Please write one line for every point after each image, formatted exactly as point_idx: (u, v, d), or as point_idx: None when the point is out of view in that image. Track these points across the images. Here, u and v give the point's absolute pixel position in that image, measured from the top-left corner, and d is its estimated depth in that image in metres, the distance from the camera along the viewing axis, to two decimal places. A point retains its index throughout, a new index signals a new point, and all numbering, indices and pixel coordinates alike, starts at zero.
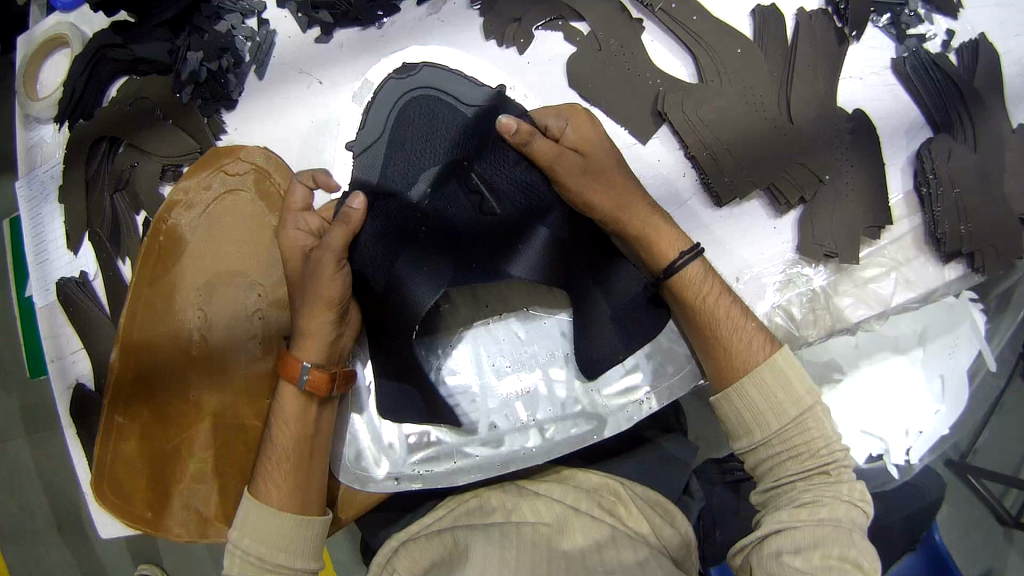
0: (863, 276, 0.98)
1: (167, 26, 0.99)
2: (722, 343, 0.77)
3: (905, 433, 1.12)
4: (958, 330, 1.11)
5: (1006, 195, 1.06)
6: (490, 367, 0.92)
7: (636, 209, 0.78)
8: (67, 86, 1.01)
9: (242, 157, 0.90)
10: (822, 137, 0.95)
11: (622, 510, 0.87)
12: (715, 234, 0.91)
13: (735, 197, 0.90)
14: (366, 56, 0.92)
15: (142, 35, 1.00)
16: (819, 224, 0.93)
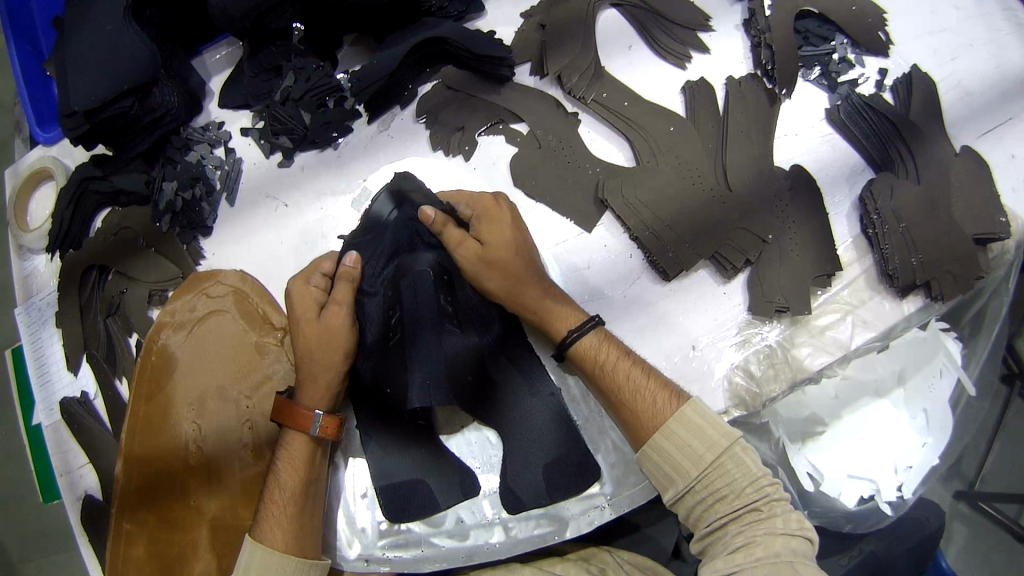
0: (819, 325, 1.02)
1: (142, 158, 1.08)
2: (632, 402, 0.81)
3: (893, 471, 1.07)
4: (931, 363, 1.11)
5: (956, 219, 1.09)
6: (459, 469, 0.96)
7: (528, 295, 0.84)
8: (55, 220, 1.10)
9: (221, 281, 0.97)
10: (762, 198, 0.99)
11: (611, 574, 0.92)
12: (665, 312, 0.95)
13: (681, 270, 0.94)
14: (324, 176, 0.98)
15: (120, 168, 1.09)
16: (768, 282, 0.97)
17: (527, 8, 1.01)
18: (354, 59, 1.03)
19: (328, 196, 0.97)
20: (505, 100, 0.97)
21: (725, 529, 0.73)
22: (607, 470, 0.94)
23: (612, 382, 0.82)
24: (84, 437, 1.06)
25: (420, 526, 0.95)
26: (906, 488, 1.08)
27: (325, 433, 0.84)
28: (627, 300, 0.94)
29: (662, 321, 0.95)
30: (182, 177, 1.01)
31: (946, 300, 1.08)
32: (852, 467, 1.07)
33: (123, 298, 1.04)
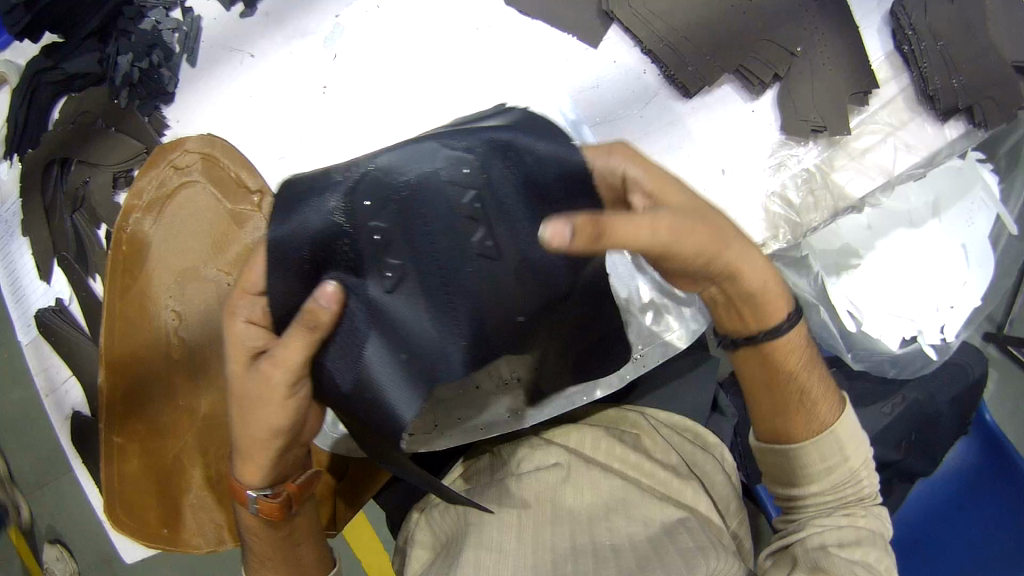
0: (858, 147, 0.92)
1: (96, 36, 0.96)
2: (793, 420, 0.72)
3: (936, 309, 1.03)
4: (971, 194, 1.05)
5: (993, 41, 0.96)
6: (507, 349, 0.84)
7: (751, 264, 0.67)
8: (12, 119, 1.00)
9: (189, 148, 0.87)
10: (784, 10, 0.88)
11: (647, 442, 0.83)
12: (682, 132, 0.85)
13: (703, 84, 0.84)
14: (291, 20, 0.87)
15: (72, 50, 0.97)
16: (801, 98, 0.87)
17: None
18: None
19: (298, 39, 0.87)
20: None
21: (822, 504, 0.72)
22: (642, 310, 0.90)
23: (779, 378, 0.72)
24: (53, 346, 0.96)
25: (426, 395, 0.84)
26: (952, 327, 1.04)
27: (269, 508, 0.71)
28: (643, 122, 0.84)
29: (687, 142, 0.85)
30: (137, 48, 0.91)
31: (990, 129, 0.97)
32: (895, 307, 1.03)
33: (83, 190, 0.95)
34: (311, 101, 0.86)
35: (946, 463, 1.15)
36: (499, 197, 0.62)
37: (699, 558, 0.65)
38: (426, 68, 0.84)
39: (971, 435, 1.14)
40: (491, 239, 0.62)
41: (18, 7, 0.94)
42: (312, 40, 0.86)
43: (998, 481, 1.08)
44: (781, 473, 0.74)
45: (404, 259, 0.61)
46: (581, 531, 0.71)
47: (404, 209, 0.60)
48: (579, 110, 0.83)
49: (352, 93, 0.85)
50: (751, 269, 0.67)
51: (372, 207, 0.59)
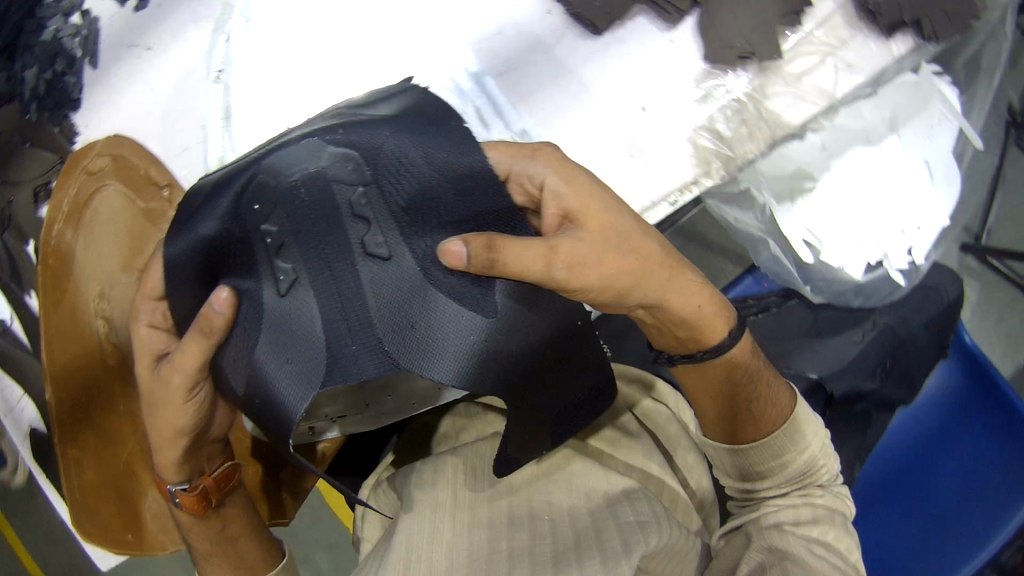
0: (793, 71, 0.86)
1: None
2: (740, 420, 0.76)
3: (898, 230, 1.04)
4: (929, 108, 1.03)
5: None
6: None
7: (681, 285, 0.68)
8: None
9: (100, 152, 0.86)
10: None
11: None
12: (593, 75, 0.80)
13: (611, 19, 0.80)
14: (183, 7, 0.84)
15: None
16: (722, 24, 0.82)
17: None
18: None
19: (193, 26, 0.84)
20: None
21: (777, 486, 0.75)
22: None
23: (721, 391, 0.76)
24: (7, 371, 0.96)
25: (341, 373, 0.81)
26: (918, 252, 1.06)
27: (190, 502, 0.74)
28: (550, 69, 0.80)
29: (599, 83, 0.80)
30: (43, 60, 0.90)
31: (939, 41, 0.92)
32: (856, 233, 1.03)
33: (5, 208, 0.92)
34: (212, 89, 0.83)
35: (926, 388, 1.16)
36: (388, 194, 0.60)
37: (636, 535, 0.66)
38: (319, 39, 0.82)
39: (951, 362, 1.16)
40: (380, 236, 0.59)
41: None
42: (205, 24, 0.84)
43: (981, 408, 1.10)
44: (729, 466, 0.79)
45: (295, 260, 0.59)
46: (517, 499, 0.72)
47: (303, 193, 0.59)
48: (483, 62, 0.80)
49: (247, 74, 0.82)
50: (681, 295, 0.68)
51: (258, 211, 0.59)
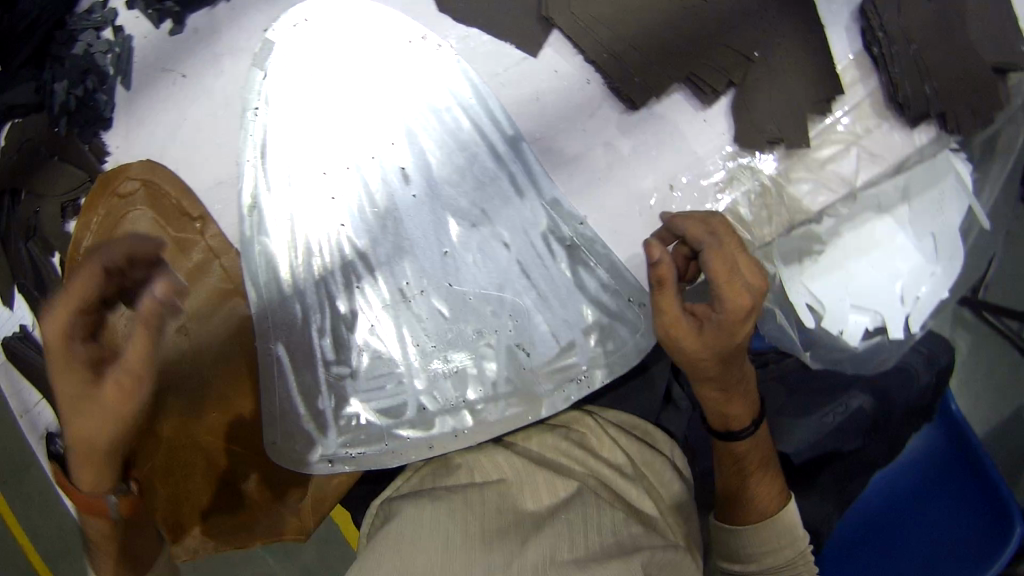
0: (820, 158, 0.89)
1: (32, 65, 0.92)
2: (738, 493, 0.80)
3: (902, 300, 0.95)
4: (943, 183, 0.96)
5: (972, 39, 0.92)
6: (417, 349, 0.80)
7: (738, 391, 0.78)
8: None
9: (128, 174, 0.84)
10: (743, 15, 0.85)
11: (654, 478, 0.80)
12: (625, 154, 0.81)
13: (651, 97, 0.81)
14: (218, 33, 0.82)
15: (7, 82, 0.92)
16: (755, 108, 0.85)
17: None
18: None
19: (227, 57, 0.81)
20: None
21: None
22: (579, 335, 0.81)
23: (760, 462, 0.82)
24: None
25: (380, 417, 0.81)
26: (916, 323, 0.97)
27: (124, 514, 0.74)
28: (585, 137, 0.79)
29: (627, 158, 0.81)
30: (74, 73, 0.88)
31: (962, 133, 0.93)
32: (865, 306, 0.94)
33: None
34: (251, 121, 0.80)
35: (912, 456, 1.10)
36: None
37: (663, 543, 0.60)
38: (361, 83, 0.79)
39: (929, 427, 1.11)
40: None
41: None
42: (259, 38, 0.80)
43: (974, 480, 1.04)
44: None
45: None
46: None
47: None
48: (519, 122, 0.78)
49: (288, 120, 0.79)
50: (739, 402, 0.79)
51: None
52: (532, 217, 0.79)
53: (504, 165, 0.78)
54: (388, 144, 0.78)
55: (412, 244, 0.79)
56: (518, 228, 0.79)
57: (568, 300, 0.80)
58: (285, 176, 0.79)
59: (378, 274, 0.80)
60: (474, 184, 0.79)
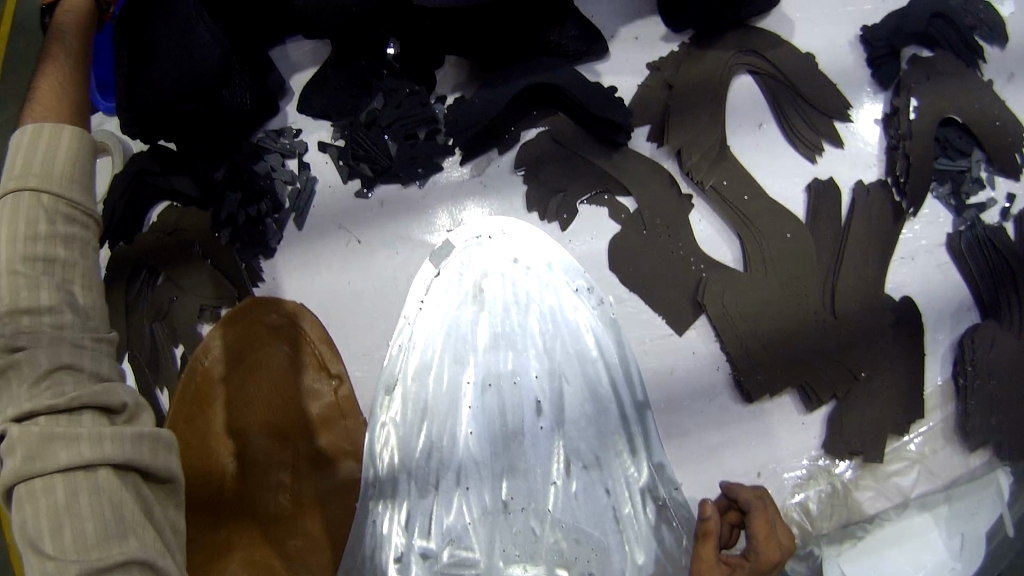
0: (886, 471, 0.98)
1: (208, 160, 0.95)
2: None
3: None
4: (982, 494, 1.00)
5: None
6: (501, 554, 0.86)
7: None
8: (106, 211, 0.95)
9: (280, 310, 0.90)
10: (865, 333, 0.93)
11: None
12: (728, 435, 0.90)
13: (766, 394, 0.89)
14: (408, 215, 0.90)
15: (178, 168, 0.94)
16: (847, 420, 0.93)
17: (656, 59, 0.94)
18: (450, 80, 0.93)
19: (403, 244, 0.90)
20: (621, 172, 0.88)
21: None
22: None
23: None
24: (105, 364, 0.67)
25: None
26: None
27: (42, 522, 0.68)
28: (702, 417, 0.89)
29: (729, 442, 0.90)
30: (249, 190, 0.92)
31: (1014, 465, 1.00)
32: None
33: (56, 118, 0.69)
34: (413, 313, 0.88)
35: None
36: None
37: None
38: (524, 311, 0.88)
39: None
40: None
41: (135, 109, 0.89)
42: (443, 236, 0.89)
43: None
44: None
45: None
46: None
47: None
48: (650, 389, 0.88)
49: (449, 321, 0.88)
50: None
51: None
52: (632, 469, 0.88)
53: (626, 420, 0.88)
54: (533, 376, 0.87)
55: (525, 462, 0.87)
56: (620, 474, 0.88)
57: (646, 549, 0.87)
58: (431, 369, 0.88)
59: (488, 477, 0.88)
60: (596, 432, 0.87)
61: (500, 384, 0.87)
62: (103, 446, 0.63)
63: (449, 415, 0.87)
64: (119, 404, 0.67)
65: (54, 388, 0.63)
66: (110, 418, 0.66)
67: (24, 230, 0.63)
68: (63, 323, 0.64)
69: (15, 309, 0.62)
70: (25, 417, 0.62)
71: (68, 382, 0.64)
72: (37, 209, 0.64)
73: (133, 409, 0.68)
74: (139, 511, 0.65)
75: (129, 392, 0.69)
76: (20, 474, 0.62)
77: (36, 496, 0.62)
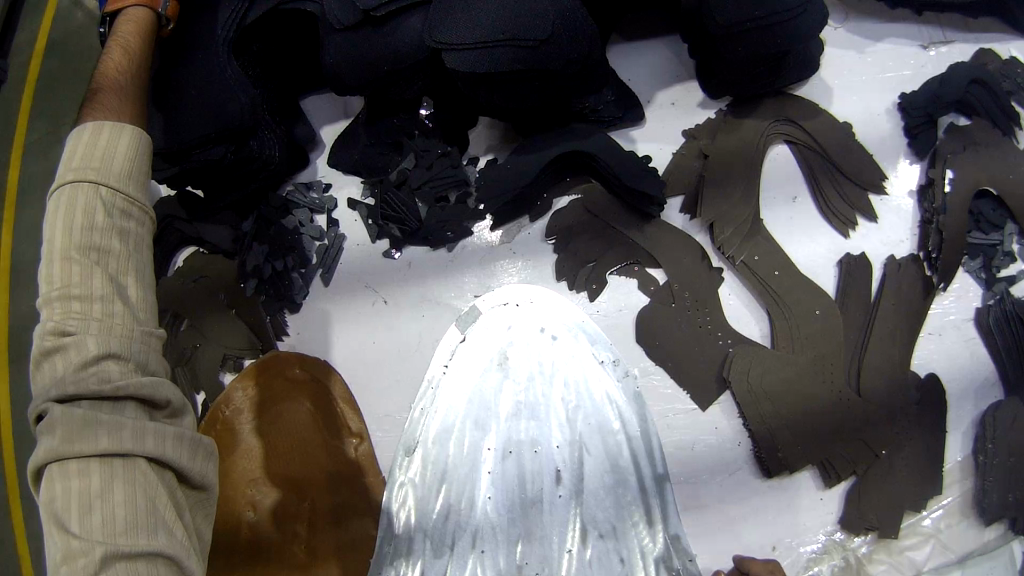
0: (899, 544, 0.97)
1: (234, 209, 0.97)
2: None
3: None
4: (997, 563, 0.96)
5: None
6: None
7: None
8: None
9: (307, 366, 0.93)
10: (888, 412, 0.92)
11: None
12: (744, 511, 0.90)
13: (786, 472, 0.89)
14: (436, 276, 0.96)
15: (205, 215, 0.96)
16: (867, 498, 0.91)
17: (692, 128, 1.02)
18: (483, 142, 1.00)
19: (429, 305, 0.95)
20: (646, 241, 0.94)
21: None
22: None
23: None
24: (150, 355, 0.64)
25: None
26: None
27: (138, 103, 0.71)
28: (720, 490, 0.90)
29: (745, 516, 0.90)
30: (275, 244, 0.95)
31: None
32: None
33: (120, 118, 0.68)
34: (438, 376, 0.92)
35: None
36: None
37: None
38: (546, 380, 0.91)
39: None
40: None
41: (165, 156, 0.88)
42: (469, 300, 0.95)
43: None
44: None
45: None
46: None
47: None
48: (668, 463, 0.89)
49: (474, 385, 0.92)
50: None
51: None
52: (649, 542, 0.87)
53: (643, 493, 0.88)
54: (554, 446, 0.89)
55: (541, 530, 0.88)
56: (636, 545, 0.87)
57: None
58: (453, 432, 0.91)
59: (502, 543, 0.87)
60: (614, 503, 0.88)
61: (520, 450, 0.89)
62: (143, 439, 0.60)
63: (470, 479, 0.89)
64: (163, 401, 0.63)
65: (99, 375, 0.59)
66: (151, 413, 0.63)
67: (82, 219, 0.61)
68: (113, 312, 0.61)
69: (67, 294, 0.60)
70: (66, 402, 0.58)
71: (114, 371, 0.60)
72: (95, 198, 0.62)
73: (177, 407, 0.65)
74: (171, 504, 0.62)
75: (175, 390, 0.65)
76: (55, 453, 0.58)
77: (69, 480, 0.58)
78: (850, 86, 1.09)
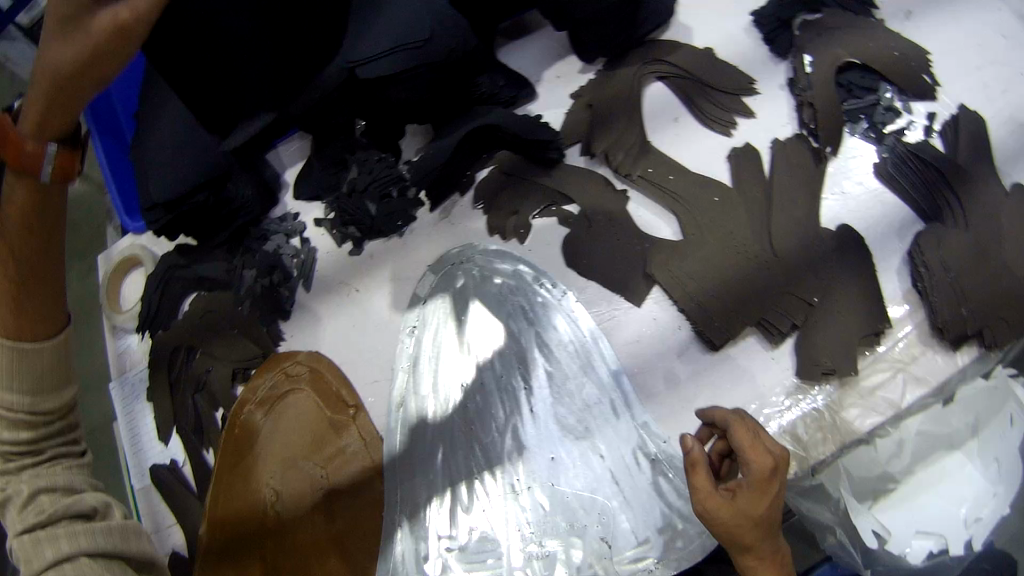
0: (870, 386, 1.02)
1: (224, 246, 1.15)
2: None
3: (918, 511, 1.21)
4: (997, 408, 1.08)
5: (1006, 265, 1.06)
6: (516, 530, 0.96)
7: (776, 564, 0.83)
8: (146, 305, 1.14)
9: (299, 360, 1.07)
10: (807, 264, 1.01)
11: None
12: (704, 386, 0.97)
13: (729, 339, 0.97)
14: (393, 257, 1.11)
15: (203, 255, 1.15)
16: (815, 345, 0.98)
17: (578, 89, 1.15)
18: (414, 147, 1.17)
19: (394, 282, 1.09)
20: (555, 182, 1.08)
21: None
22: (655, 533, 0.93)
23: None
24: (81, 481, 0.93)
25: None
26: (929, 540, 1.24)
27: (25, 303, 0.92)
28: (676, 374, 0.98)
29: (706, 393, 0.97)
30: (258, 267, 1.11)
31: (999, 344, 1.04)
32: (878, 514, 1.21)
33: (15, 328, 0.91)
34: (408, 336, 1.05)
35: None
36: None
37: None
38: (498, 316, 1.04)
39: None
40: None
41: (160, 206, 1.07)
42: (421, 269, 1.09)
43: None
44: None
45: None
46: None
47: None
48: (620, 358, 0.99)
49: (437, 335, 1.04)
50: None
51: None
52: (622, 435, 0.96)
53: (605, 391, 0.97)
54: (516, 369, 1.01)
55: (521, 445, 0.98)
56: (611, 440, 0.96)
57: (646, 505, 0.94)
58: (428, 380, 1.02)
59: (490, 465, 0.98)
60: (581, 405, 0.98)
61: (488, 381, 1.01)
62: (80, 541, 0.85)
63: (452, 418, 1.01)
64: (89, 509, 0.90)
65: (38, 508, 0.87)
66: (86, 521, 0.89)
67: None
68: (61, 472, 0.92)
69: None
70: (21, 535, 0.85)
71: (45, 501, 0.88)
72: None
73: (102, 511, 0.91)
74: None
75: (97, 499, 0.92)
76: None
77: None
78: (714, 11, 1.21)
